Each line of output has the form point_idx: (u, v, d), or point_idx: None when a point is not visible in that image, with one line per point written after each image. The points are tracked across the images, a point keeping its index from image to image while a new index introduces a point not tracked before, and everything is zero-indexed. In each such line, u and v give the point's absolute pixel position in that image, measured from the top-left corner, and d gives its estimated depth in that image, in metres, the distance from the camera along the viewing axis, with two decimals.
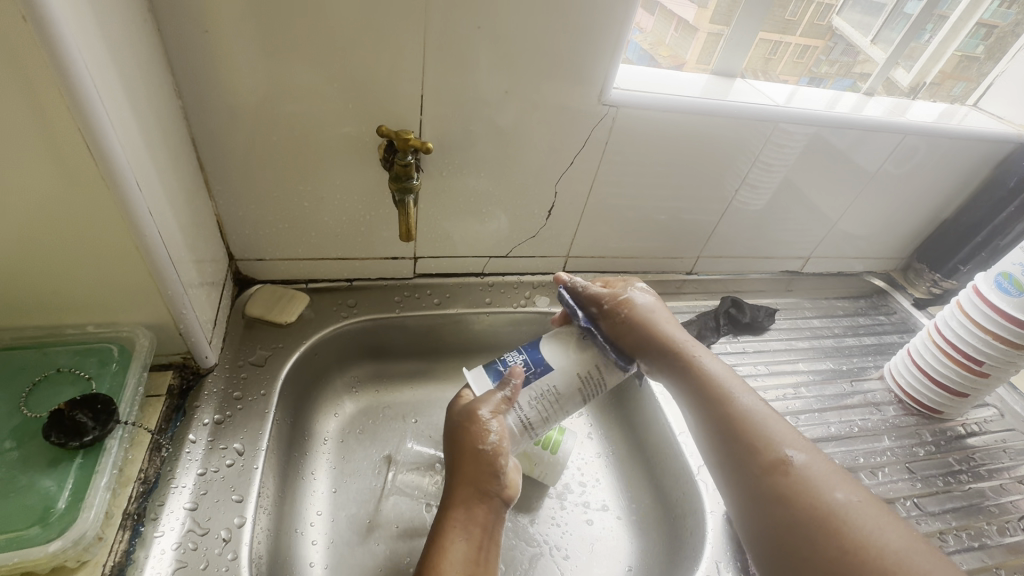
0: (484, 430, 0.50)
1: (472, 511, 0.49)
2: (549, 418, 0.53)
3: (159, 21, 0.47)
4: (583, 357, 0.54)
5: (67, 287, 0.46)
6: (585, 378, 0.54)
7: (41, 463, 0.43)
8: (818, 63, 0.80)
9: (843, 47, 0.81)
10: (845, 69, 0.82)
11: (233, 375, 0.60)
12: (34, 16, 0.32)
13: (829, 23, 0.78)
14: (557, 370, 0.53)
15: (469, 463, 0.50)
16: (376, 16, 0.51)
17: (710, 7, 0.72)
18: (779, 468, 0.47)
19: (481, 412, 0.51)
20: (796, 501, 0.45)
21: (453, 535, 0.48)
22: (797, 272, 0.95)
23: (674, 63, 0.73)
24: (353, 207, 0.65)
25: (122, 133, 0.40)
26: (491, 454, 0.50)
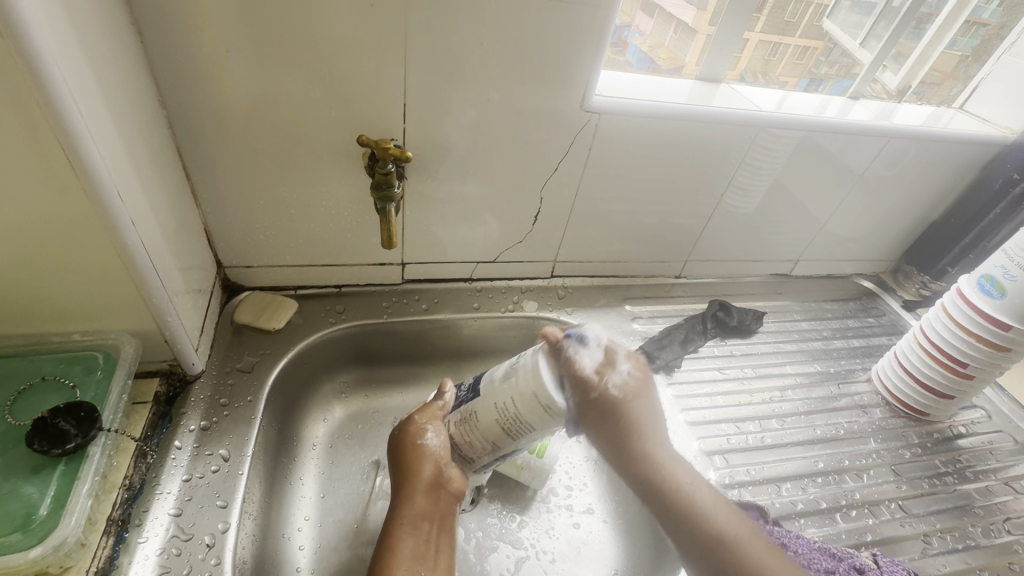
0: (423, 434, 0.53)
1: (415, 508, 0.51)
2: (469, 442, 0.51)
3: (142, 34, 0.48)
4: (519, 402, 0.48)
5: (52, 296, 0.47)
6: (500, 410, 0.50)
7: (23, 470, 0.44)
8: (818, 65, 0.82)
9: (841, 49, 0.83)
10: (845, 71, 0.83)
11: (221, 382, 0.60)
12: (11, 33, 0.32)
13: (822, 28, 0.80)
14: (480, 397, 0.51)
15: (408, 463, 0.53)
16: (356, 27, 0.51)
17: (710, 9, 0.72)
18: (694, 501, 0.57)
19: (419, 419, 0.54)
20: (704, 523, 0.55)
21: (403, 532, 0.50)
22: (786, 275, 0.96)
23: (673, 65, 0.75)
24: (340, 214, 0.66)
25: (102, 145, 0.41)
26: (429, 456, 0.52)
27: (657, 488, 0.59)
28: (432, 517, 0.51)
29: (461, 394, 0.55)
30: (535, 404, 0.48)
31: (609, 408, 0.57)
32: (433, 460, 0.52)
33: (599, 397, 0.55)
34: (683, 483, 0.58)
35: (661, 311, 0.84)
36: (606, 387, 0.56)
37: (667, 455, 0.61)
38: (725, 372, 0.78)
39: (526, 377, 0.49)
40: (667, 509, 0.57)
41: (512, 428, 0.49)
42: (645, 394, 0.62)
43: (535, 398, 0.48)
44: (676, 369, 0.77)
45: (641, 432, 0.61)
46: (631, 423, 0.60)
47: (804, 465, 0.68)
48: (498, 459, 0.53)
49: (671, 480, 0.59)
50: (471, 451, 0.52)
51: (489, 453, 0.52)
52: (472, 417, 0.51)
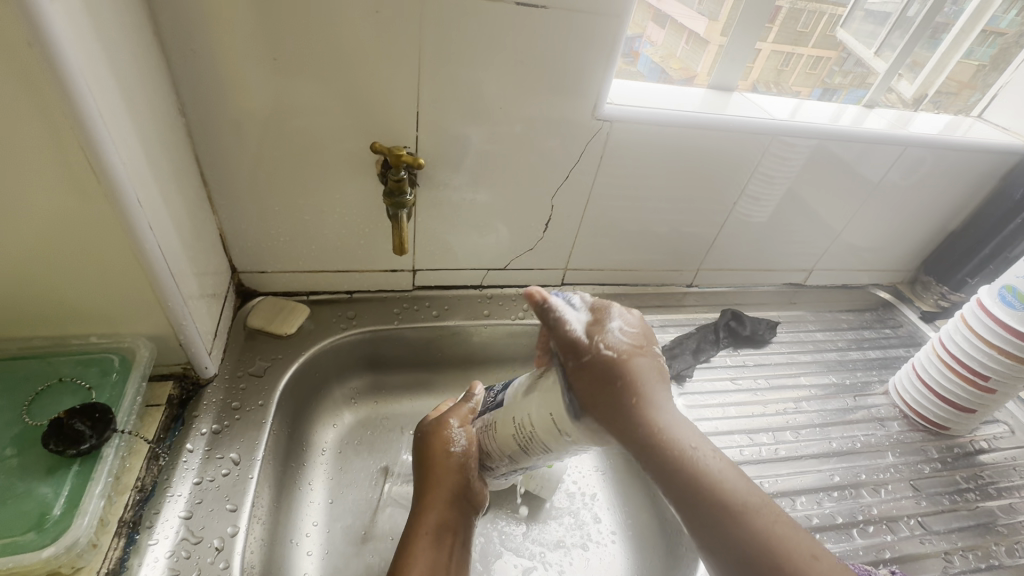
0: (451, 438, 0.55)
1: (438, 515, 0.52)
2: (488, 450, 0.53)
3: (164, 44, 0.50)
4: (535, 419, 0.48)
5: (71, 298, 0.48)
6: (517, 426, 0.50)
7: (39, 471, 0.44)
8: (831, 75, 0.81)
9: (855, 59, 0.82)
10: (859, 81, 0.83)
11: (233, 386, 0.61)
12: (40, 44, 0.34)
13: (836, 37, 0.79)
14: (504, 408, 0.52)
15: (434, 469, 0.54)
16: (372, 37, 0.52)
17: (722, 20, 0.72)
18: (727, 502, 0.44)
19: (449, 422, 0.56)
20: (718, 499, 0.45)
21: (423, 538, 0.50)
22: (800, 284, 0.94)
23: (684, 75, 0.75)
24: (353, 221, 0.66)
25: (124, 151, 0.42)
26: (454, 460, 0.54)
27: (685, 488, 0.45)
28: (450, 526, 0.52)
29: (488, 404, 0.55)
30: (550, 426, 0.47)
31: (614, 376, 0.48)
32: (460, 467, 0.53)
33: (596, 366, 0.48)
34: (696, 453, 0.46)
35: (672, 320, 0.83)
36: (613, 348, 0.49)
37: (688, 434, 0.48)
38: (737, 383, 0.77)
39: (546, 395, 0.48)
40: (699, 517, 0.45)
41: (525, 444, 0.49)
42: (651, 354, 0.51)
43: (551, 420, 0.47)
44: (687, 379, 0.76)
45: (651, 404, 0.47)
46: (637, 392, 0.47)
47: (819, 478, 0.67)
48: (516, 470, 0.54)
49: (699, 481, 0.45)
50: (488, 460, 0.53)
51: (506, 464, 0.52)
52: (492, 429, 0.52)
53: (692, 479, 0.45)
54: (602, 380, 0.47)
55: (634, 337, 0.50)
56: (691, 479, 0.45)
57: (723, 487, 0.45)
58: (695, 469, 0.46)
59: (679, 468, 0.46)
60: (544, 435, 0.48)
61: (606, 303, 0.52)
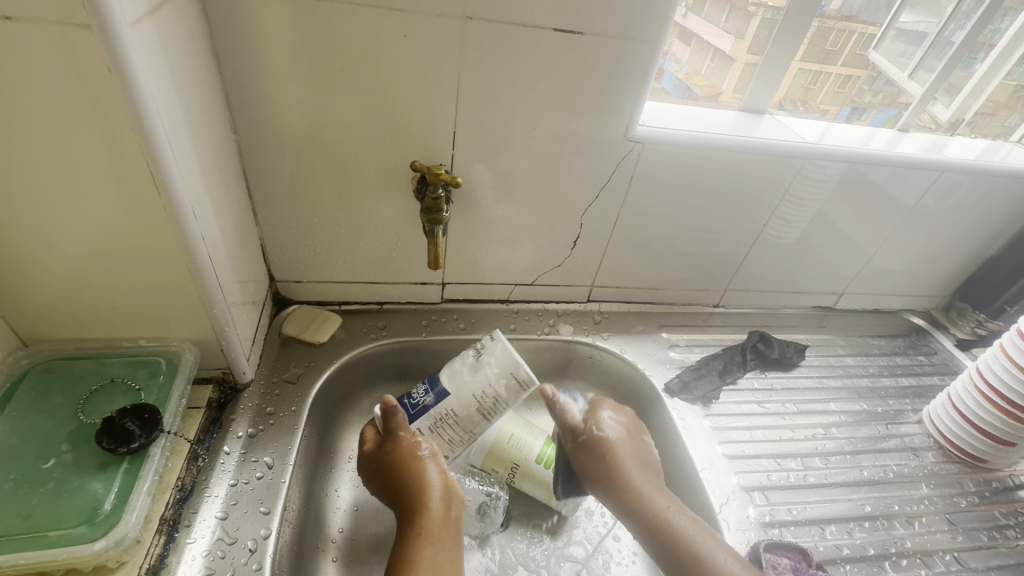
0: (416, 447, 0.56)
1: (431, 521, 0.52)
2: (447, 438, 0.57)
3: (221, 66, 0.53)
4: (498, 382, 0.56)
5: (125, 303, 0.51)
6: (479, 399, 0.56)
7: (91, 466, 0.46)
8: (862, 93, 0.81)
9: (886, 79, 0.82)
10: (889, 99, 0.82)
11: (268, 391, 0.63)
12: (117, 68, 0.36)
13: (871, 60, 0.80)
14: (453, 395, 0.57)
15: (410, 482, 0.54)
16: (415, 61, 0.55)
17: (747, 38, 0.72)
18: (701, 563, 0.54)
19: (404, 434, 0.57)
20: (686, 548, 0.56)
21: (424, 541, 0.50)
22: (830, 308, 0.93)
23: (709, 92, 0.76)
24: (386, 234, 0.68)
25: (183, 166, 0.45)
26: (427, 464, 0.55)
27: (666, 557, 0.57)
28: (447, 527, 0.52)
29: (425, 402, 0.57)
30: (514, 382, 0.56)
31: (602, 455, 0.62)
32: (436, 471, 0.55)
33: (587, 450, 0.63)
34: (668, 513, 0.59)
35: (699, 340, 0.83)
36: (603, 432, 0.63)
37: (667, 506, 0.60)
38: (765, 407, 0.76)
39: (501, 363, 0.56)
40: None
41: (490, 413, 0.57)
42: (638, 438, 0.65)
43: (512, 376, 0.56)
44: (713, 401, 0.75)
45: (641, 487, 0.60)
46: (624, 473, 0.61)
47: (849, 508, 0.66)
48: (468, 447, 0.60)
49: (677, 547, 0.56)
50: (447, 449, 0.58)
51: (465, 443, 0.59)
52: (451, 415, 0.57)
53: (674, 545, 0.56)
54: (591, 463, 0.63)
55: (625, 426, 0.65)
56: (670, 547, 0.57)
57: (699, 551, 0.55)
58: (667, 524, 0.58)
59: (660, 536, 0.58)
60: (511, 394, 0.57)
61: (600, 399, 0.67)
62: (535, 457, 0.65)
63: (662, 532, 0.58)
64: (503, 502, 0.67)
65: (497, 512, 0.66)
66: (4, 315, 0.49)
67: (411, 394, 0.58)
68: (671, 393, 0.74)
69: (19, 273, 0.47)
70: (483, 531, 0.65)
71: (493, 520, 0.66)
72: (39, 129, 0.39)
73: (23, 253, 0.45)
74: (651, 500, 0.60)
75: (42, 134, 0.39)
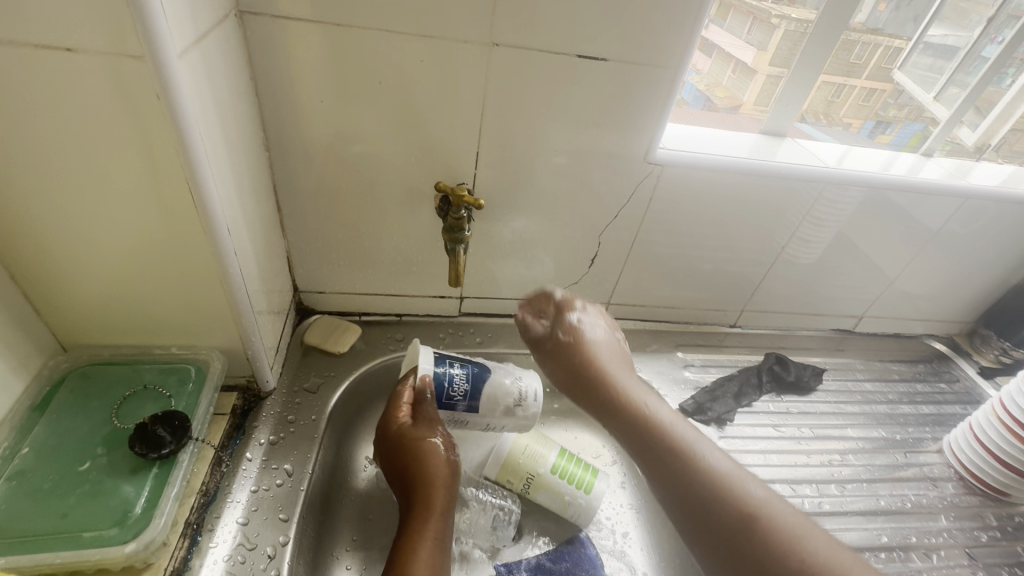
0: (439, 446, 0.59)
1: (435, 523, 0.54)
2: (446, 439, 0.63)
3: (258, 87, 0.55)
4: (503, 421, 0.63)
5: (159, 313, 0.53)
6: (487, 425, 0.63)
7: (123, 470, 0.48)
8: (886, 107, 0.82)
9: (909, 92, 0.82)
10: (914, 113, 0.82)
11: (289, 400, 0.64)
12: (165, 95, 0.38)
13: (897, 79, 0.82)
14: (478, 413, 0.62)
15: (427, 475, 0.57)
16: (442, 85, 0.56)
17: (770, 50, 0.72)
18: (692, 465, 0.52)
19: (433, 430, 0.59)
20: (676, 446, 0.54)
21: (426, 542, 0.52)
22: (849, 331, 0.92)
23: (730, 104, 0.76)
24: (408, 249, 0.70)
25: (221, 185, 0.47)
26: (445, 465, 0.58)
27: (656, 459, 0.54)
28: (444, 535, 0.54)
29: (456, 400, 0.61)
30: (523, 427, 0.64)
31: (569, 352, 0.65)
32: (449, 474, 0.58)
33: (562, 353, 0.65)
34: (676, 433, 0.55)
35: (714, 361, 0.83)
36: (568, 322, 0.67)
37: (653, 398, 0.59)
38: (780, 430, 0.75)
39: (532, 412, 0.63)
40: (666, 466, 0.53)
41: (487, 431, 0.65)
42: (618, 370, 0.62)
43: (529, 425, 0.64)
44: (728, 423, 0.75)
45: (615, 382, 0.61)
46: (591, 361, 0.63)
47: (865, 537, 0.65)
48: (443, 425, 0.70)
49: (653, 424, 0.56)
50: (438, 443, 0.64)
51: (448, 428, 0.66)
52: (463, 422, 0.62)
53: (657, 426, 0.55)
54: (569, 367, 0.64)
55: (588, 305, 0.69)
56: (651, 432, 0.55)
57: (683, 439, 0.54)
58: (653, 423, 0.56)
59: (644, 428, 0.56)
60: (508, 428, 0.64)
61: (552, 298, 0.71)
62: (550, 468, 0.66)
63: (651, 421, 0.56)
64: (516, 516, 0.68)
65: (509, 525, 0.67)
66: (46, 321, 0.52)
67: (452, 378, 0.61)
68: (685, 414, 0.74)
69: (63, 283, 0.49)
70: (495, 544, 0.66)
71: (506, 532, 0.67)
72: (90, 150, 0.41)
73: (68, 263, 0.48)
74: (628, 393, 0.59)
75: (93, 155, 0.41)
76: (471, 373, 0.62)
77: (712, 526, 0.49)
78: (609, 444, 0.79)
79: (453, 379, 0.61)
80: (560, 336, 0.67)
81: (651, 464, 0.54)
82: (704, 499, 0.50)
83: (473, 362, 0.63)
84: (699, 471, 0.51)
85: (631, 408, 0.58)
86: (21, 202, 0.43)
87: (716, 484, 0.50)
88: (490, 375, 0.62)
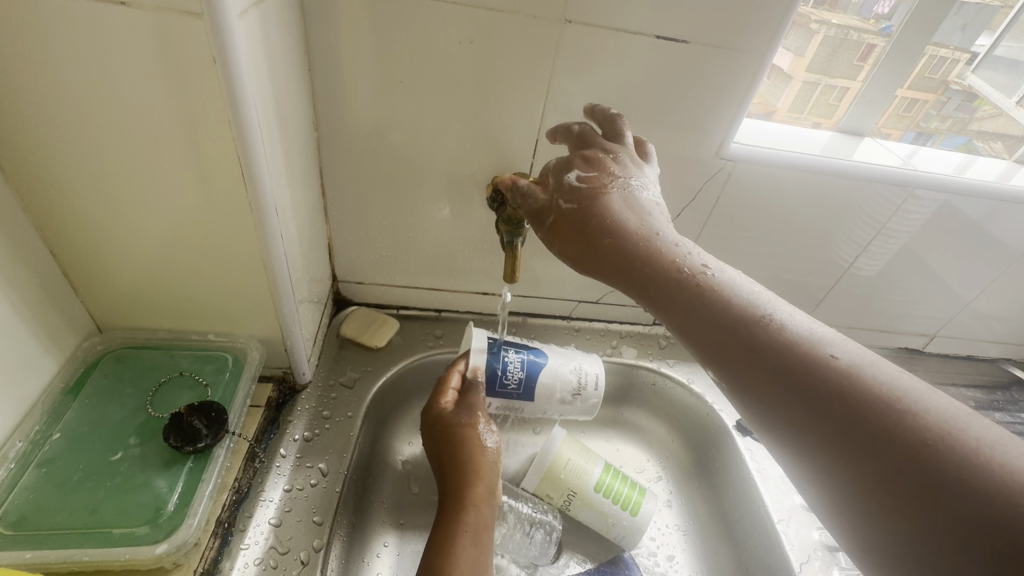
0: (483, 436, 0.55)
1: (476, 515, 0.50)
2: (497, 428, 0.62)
3: (311, 61, 0.52)
4: (563, 409, 0.62)
5: (199, 296, 0.50)
6: (546, 412, 0.62)
7: (157, 463, 0.46)
8: (928, 118, 0.72)
9: (959, 101, 0.71)
10: (959, 126, 0.73)
11: (325, 394, 0.62)
12: (222, 59, 0.35)
13: (966, 84, 0.70)
14: (534, 401, 0.60)
15: (469, 462, 0.53)
16: (504, 65, 0.52)
17: (808, 56, 0.64)
18: (858, 388, 0.35)
19: (477, 417, 0.56)
20: (792, 359, 0.37)
21: (463, 537, 0.48)
22: (917, 350, 0.86)
23: (761, 110, 0.67)
24: (454, 242, 0.66)
25: (272, 162, 0.44)
26: (488, 457, 0.54)
27: (795, 396, 0.36)
28: (486, 529, 0.49)
29: (511, 389, 0.59)
30: (587, 414, 0.63)
31: (614, 207, 0.44)
32: (492, 468, 0.53)
33: (601, 240, 0.43)
34: (788, 333, 0.38)
35: None
36: (619, 181, 0.45)
37: (757, 293, 0.41)
38: None
39: (593, 399, 0.62)
40: (813, 404, 0.35)
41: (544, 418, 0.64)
42: (676, 254, 0.43)
43: (590, 410, 0.62)
44: None
45: (677, 258, 0.43)
46: (638, 239, 0.43)
47: None
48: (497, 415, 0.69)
49: (755, 327, 0.39)
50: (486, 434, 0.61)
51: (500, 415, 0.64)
52: (518, 410, 0.61)
53: (752, 332, 0.39)
54: (626, 265, 0.43)
55: (640, 160, 0.48)
56: (776, 351, 0.37)
57: (799, 343, 0.37)
58: (755, 326, 0.39)
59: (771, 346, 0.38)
60: (565, 414, 0.63)
61: (589, 134, 0.48)
62: (594, 486, 0.62)
63: (773, 340, 0.38)
64: (557, 533, 0.64)
65: (550, 543, 0.63)
66: (83, 300, 0.49)
67: (507, 365, 0.59)
68: (743, 432, 0.69)
69: (102, 261, 0.47)
70: (533, 561, 0.63)
71: (546, 550, 0.63)
72: (138, 118, 0.38)
73: (108, 239, 0.45)
74: (733, 292, 0.41)
75: (142, 124, 0.39)
76: (527, 362, 0.59)
77: (890, 472, 0.32)
78: (655, 458, 0.74)
79: (508, 367, 0.59)
80: (568, 187, 0.45)
81: (789, 397, 0.36)
82: (884, 439, 0.33)
83: (528, 349, 0.61)
84: (867, 409, 0.34)
85: (718, 304, 0.40)
86: (67, 171, 0.41)
87: (891, 416, 0.33)
88: (547, 363, 0.60)
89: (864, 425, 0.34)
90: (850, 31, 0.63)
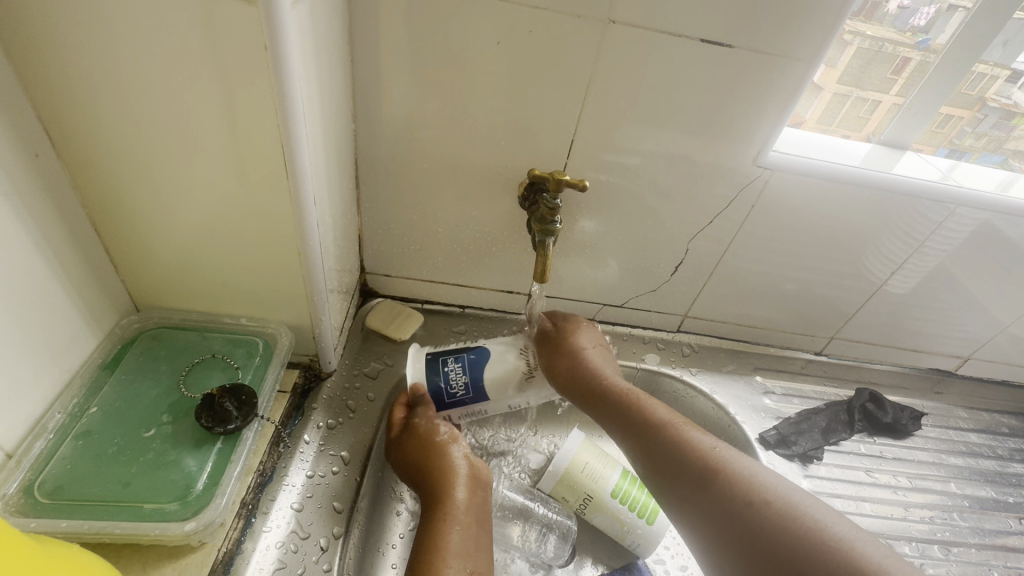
0: (434, 435, 0.56)
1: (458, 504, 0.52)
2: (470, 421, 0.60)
3: (353, 54, 0.52)
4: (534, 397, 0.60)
5: (234, 281, 0.51)
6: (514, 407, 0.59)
7: (188, 442, 0.47)
8: (962, 135, 0.68)
9: (994, 119, 0.68)
10: (994, 144, 0.70)
11: (348, 383, 0.62)
12: (273, 47, 0.36)
13: (1007, 101, 0.67)
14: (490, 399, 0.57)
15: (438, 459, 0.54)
16: (545, 61, 0.52)
17: (839, 66, 0.62)
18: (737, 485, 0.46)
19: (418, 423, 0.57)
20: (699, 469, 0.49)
21: (447, 530, 0.50)
22: (949, 372, 0.84)
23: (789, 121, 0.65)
24: (483, 239, 0.66)
25: (313, 151, 0.44)
26: (449, 452, 0.55)
27: (718, 522, 0.46)
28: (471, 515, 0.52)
29: (461, 396, 0.57)
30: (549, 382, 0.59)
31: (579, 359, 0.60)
32: (463, 457, 0.55)
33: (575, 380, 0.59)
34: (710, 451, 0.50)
35: (799, 390, 0.77)
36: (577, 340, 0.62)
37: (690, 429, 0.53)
38: (875, 475, 0.71)
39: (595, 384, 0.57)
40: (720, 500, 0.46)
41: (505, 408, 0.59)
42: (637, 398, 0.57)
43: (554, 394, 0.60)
44: (814, 460, 0.70)
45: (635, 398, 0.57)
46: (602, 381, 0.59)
47: None
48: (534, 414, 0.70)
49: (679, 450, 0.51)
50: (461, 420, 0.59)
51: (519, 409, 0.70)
52: (480, 410, 0.59)
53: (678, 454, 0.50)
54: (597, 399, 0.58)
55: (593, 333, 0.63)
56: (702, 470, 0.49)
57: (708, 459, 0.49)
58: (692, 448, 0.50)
59: (703, 495, 0.47)
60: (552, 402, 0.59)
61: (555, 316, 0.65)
62: (611, 491, 0.61)
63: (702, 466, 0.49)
64: (572, 535, 0.64)
65: (565, 544, 0.63)
66: (123, 278, 0.51)
67: (449, 375, 0.57)
68: (766, 445, 0.69)
69: (145, 241, 0.48)
70: (548, 562, 0.62)
71: (562, 551, 0.63)
72: (190, 105, 0.39)
73: (150, 220, 0.46)
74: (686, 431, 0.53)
75: (191, 110, 0.40)
76: (466, 362, 0.57)
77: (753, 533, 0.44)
78: None
79: (451, 381, 0.56)
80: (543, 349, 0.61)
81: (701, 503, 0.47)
82: (771, 551, 0.42)
83: (470, 350, 0.58)
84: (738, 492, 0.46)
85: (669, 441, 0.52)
86: (119, 152, 0.42)
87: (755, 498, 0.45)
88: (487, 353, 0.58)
89: (757, 544, 0.43)
90: (883, 44, 0.61)
